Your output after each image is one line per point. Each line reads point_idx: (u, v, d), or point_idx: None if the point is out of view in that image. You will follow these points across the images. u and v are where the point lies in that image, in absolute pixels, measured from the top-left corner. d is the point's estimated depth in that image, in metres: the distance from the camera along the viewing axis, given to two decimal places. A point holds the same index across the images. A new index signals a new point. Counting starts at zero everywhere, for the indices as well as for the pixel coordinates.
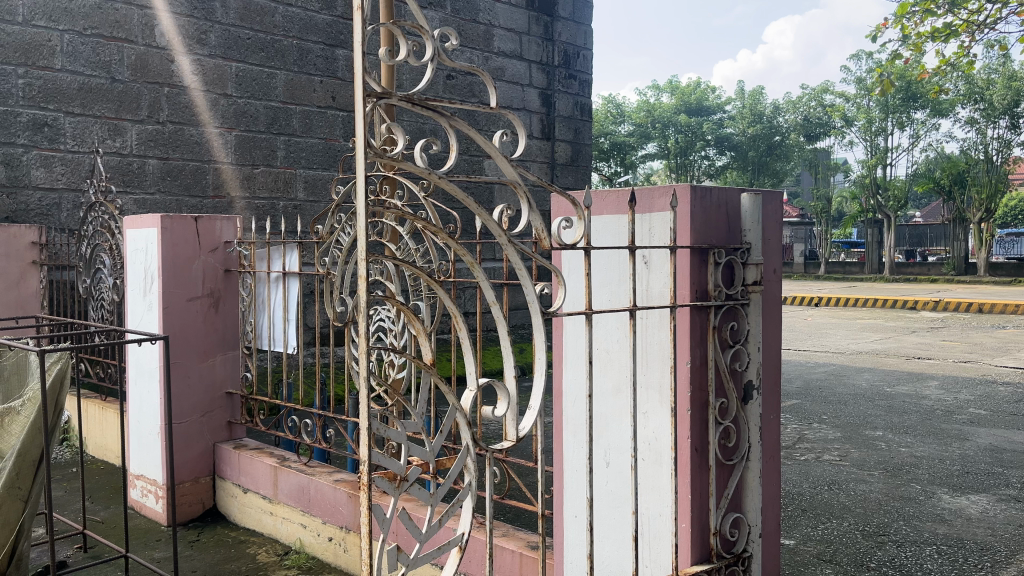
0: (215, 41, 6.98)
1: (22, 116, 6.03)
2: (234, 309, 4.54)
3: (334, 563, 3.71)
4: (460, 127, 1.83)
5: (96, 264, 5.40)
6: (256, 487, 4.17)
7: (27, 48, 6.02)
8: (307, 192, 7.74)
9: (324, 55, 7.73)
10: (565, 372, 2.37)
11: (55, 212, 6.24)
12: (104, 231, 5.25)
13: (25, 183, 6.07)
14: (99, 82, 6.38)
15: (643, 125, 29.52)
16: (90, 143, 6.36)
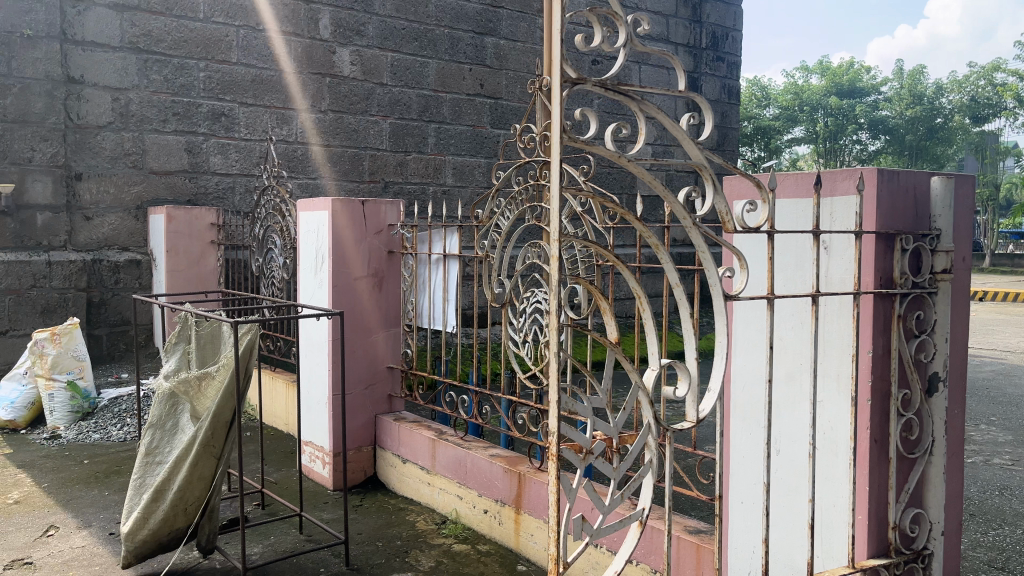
0: (372, 32, 7.30)
1: (203, 106, 6.49)
2: (396, 289, 4.77)
3: (488, 534, 3.85)
4: (650, 112, 1.85)
5: (268, 244, 5.76)
6: (415, 458, 4.38)
7: (208, 43, 6.47)
8: (455, 178, 7.97)
9: (473, 43, 7.93)
10: (737, 358, 2.37)
11: (230, 196, 6.72)
12: (275, 214, 5.62)
13: (205, 168, 6.57)
14: (269, 74, 6.80)
15: (789, 108, 28.48)
16: (261, 131, 6.80)
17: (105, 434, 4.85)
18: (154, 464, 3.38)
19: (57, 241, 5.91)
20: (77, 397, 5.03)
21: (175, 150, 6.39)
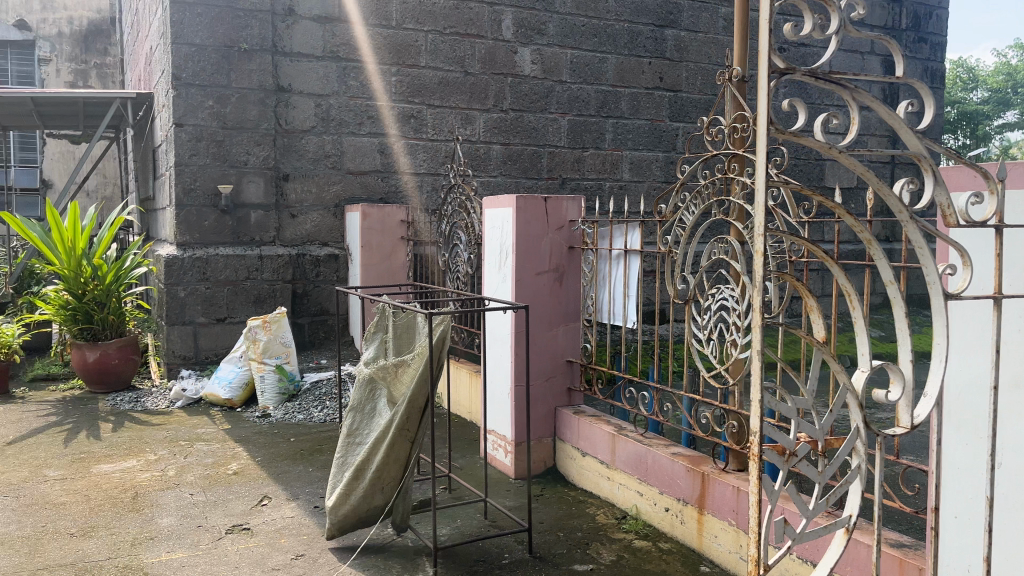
0: (553, 30, 7.40)
1: (394, 109, 6.87)
2: (577, 284, 4.81)
3: (669, 533, 3.81)
4: (864, 99, 1.77)
5: (453, 240, 5.91)
6: (595, 452, 4.41)
7: (399, 49, 6.83)
8: (632, 173, 7.93)
9: (654, 36, 7.83)
10: (954, 361, 2.21)
11: (418, 193, 7.07)
12: (461, 211, 5.75)
13: (395, 168, 6.93)
14: (454, 75, 7.08)
15: (1001, 91, 25.98)
16: (447, 131, 7.09)
17: (308, 415, 5.24)
18: (355, 444, 3.60)
19: (267, 236, 6.42)
20: (284, 380, 5.48)
21: (369, 152, 6.80)
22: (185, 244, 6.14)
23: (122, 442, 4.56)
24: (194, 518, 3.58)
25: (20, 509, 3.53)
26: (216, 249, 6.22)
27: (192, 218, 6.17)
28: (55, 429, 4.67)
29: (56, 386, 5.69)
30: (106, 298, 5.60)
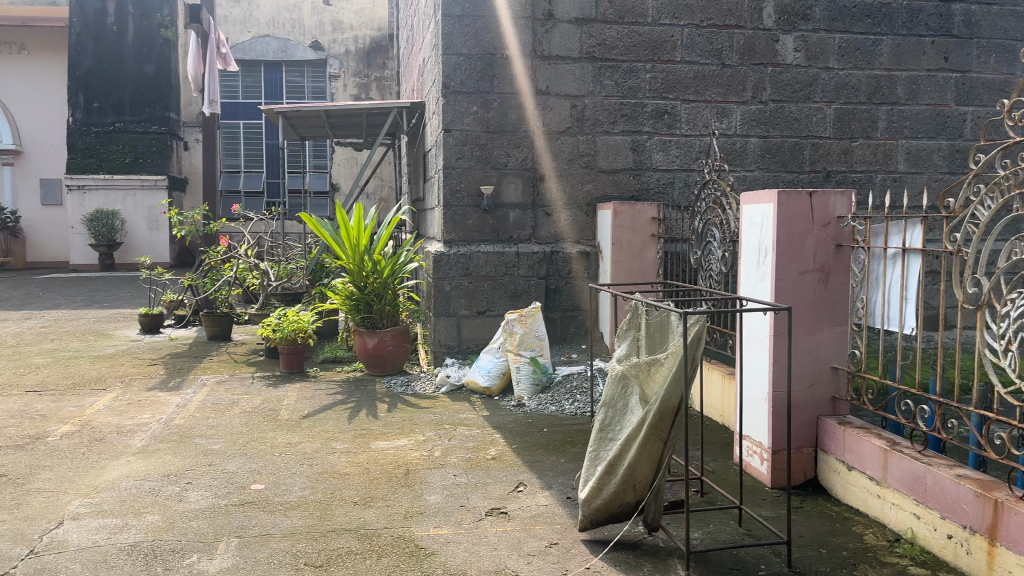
0: (819, 14, 6.94)
1: (648, 106, 6.81)
2: (844, 285, 4.34)
3: (953, 563, 3.33)
4: None
5: (707, 238, 5.67)
6: (863, 466, 3.95)
7: (654, 46, 6.74)
8: (910, 163, 7.24)
9: (937, 13, 7.08)
10: None
11: (670, 190, 6.93)
12: (715, 207, 5.50)
13: (648, 165, 6.86)
14: (712, 69, 6.86)
15: None
16: (701, 126, 6.90)
17: (560, 407, 5.36)
18: (607, 439, 3.39)
19: (525, 234, 6.69)
20: (538, 372, 5.64)
21: (622, 149, 6.78)
22: (452, 241, 6.58)
23: (396, 421, 4.94)
24: (458, 497, 3.70)
25: (313, 476, 3.87)
26: (479, 246, 6.58)
27: (458, 217, 6.59)
28: (340, 407, 5.18)
29: (342, 367, 6.40)
30: (383, 291, 6.15)
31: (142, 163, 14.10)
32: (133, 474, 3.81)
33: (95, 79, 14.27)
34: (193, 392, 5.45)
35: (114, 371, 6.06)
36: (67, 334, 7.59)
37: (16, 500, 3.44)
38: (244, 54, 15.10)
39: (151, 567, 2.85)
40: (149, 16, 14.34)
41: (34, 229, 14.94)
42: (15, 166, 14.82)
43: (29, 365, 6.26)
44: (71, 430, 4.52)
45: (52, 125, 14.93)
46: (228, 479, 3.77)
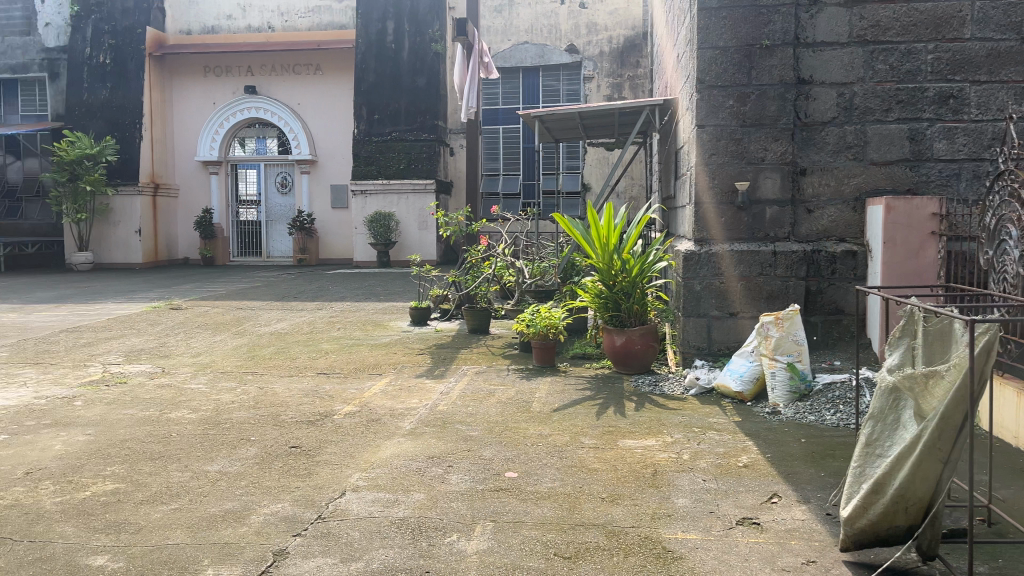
0: None
1: (930, 90, 6.03)
2: None
3: None
4: None
5: (1001, 236, 4.96)
6: None
7: (938, 23, 5.98)
8: None
9: None
10: None
11: (955, 183, 6.08)
12: (1012, 201, 4.81)
13: (928, 156, 6.07)
14: (1011, 44, 5.93)
15: None
16: (995, 109, 5.98)
17: (820, 417, 5.00)
18: (874, 455, 3.10)
19: (782, 233, 6.24)
20: (795, 378, 5.31)
21: (897, 139, 6.07)
22: (703, 240, 6.31)
23: (644, 421, 4.90)
24: (707, 503, 3.57)
25: (563, 468, 3.96)
26: (732, 245, 6.26)
27: (710, 215, 6.31)
28: (589, 403, 5.26)
29: (592, 363, 6.47)
30: (632, 289, 6.16)
31: (413, 169, 15.36)
32: (403, 454, 4.16)
33: (375, 93, 15.70)
34: (454, 380, 5.85)
35: (387, 359, 6.66)
36: (351, 324, 8.48)
37: (309, 469, 3.91)
38: (505, 62, 15.89)
39: (416, 541, 3.09)
40: (422, 33, 15.60)
41: (325, 229, 16.84)
42: (311, 173, 16.80)
43: (319, 350, 7.07)
44: (352, 410, 5.04)
45: (341, 136, 16.72)
46: (484, 465, 3.98)
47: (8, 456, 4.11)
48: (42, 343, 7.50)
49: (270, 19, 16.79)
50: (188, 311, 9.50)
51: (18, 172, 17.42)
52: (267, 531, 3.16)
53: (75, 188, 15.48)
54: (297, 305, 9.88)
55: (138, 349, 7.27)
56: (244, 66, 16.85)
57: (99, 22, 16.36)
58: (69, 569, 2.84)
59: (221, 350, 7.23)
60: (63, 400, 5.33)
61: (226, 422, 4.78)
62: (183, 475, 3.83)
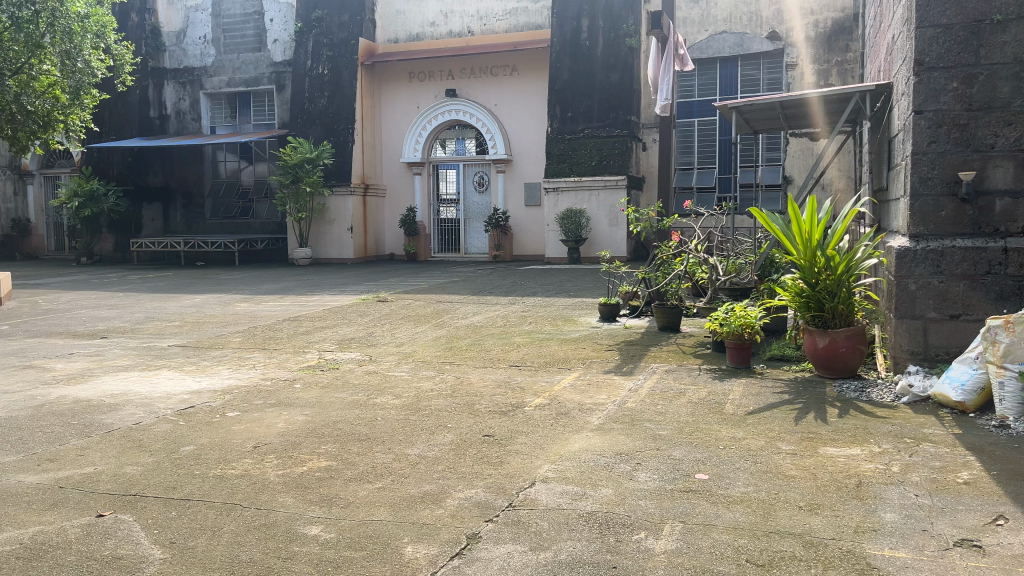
0: None
1: None
2: None
3: None
4: None
5: None
6: None
7: None
8: None
9: None
10: None
11: None
12: None
13: None
14: None
15: None
16: None
17: None
18: None
19: (1016, 226, 5.54)
20: None
21: None
22: (919, 236, 5.74)
23: (847, 429, 4.59)
24: (919, 520, 3.28)
25: (757, 473, 3.81)
26: (954, 240, 5.64)
27: (928, 208, 5.73)
28: (787, 406, 5.01)
29: (790, 366, 6.15)
30: (837, 288, 5.79)
31: (605, 165, 15.38)
32: (591, 448, 4.18)
33: (569, 91, 15.86)
34: (643, 378, 5.80)
35: (577, 354, 6.72)
36: (543, 318, 8.64)
37: (501, 458, 4.03)
38: (701, 53, 15.49)
39: (604, 536, 3.11)
40: (616, 28, 15.55)
41: (519, 226, 17.26)
42: (506, 172, 17.30)
43: (511, 343, 7.28)
44: (543, 403, 5.14)
45: (535, 134, 17.07)
46: (674, 465, 3.92)
47: (240, 431, 4.59)
48: (269, 330, 8.30)
49: (470, 24, 17.46)
50: (393, 303, 10.12)
51: (251, 176, 19.39)
52: (461, 515, 3.31)
53: (297, 190, 16.95)
54: (491, 299, 10.22)
55: (348, 338, 7.85)
56: (445, 70, 17.66)
57: (318, 36, 17.76)
58: (289, 536, 3.12)
59: (421, 341, 7.64)
60: (285, 382, 5.87)
61: (425, 409, 5.05)
62: (386, 456, 4.09)
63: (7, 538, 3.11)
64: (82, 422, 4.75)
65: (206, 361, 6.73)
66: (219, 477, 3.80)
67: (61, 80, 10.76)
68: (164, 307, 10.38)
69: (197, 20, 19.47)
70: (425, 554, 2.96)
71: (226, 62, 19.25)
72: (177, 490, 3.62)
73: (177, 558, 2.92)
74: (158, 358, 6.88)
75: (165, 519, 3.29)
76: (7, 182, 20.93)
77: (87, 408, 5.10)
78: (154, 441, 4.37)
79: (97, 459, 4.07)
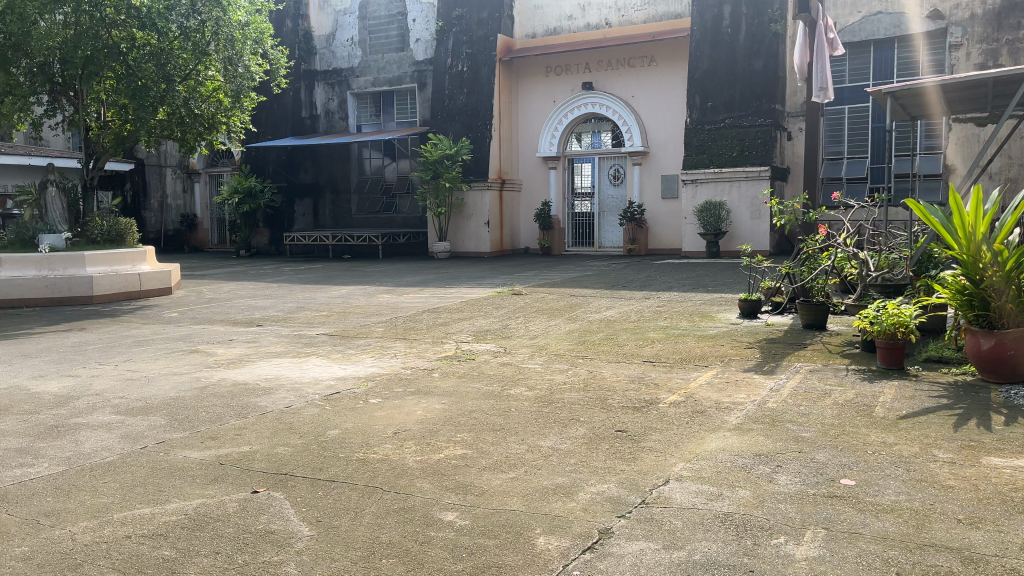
0: None
1: None
2: None
3: None
4: None
5: None
6: None
7: None
8: None
9: None
10: None
11: None
12: None
13: None
14: None
15: None
16: None
17: None
18: None
19: None
20: None
21: None
22: None
23: (1015, 437, 4.21)
24: None
25: (910, 481, 3.57)
26: None
27: None
28: (945, 412, 4.66)
29: (950, 368, 5.70)
30: (1005, 285, 5.29)
31: (747, 156, 14.88)
32: (728, 448, 4.06)
33: (709, 81, 15.43)
34: (786, 378, 5.57)
35: (714, 351, 6.54)
36: (679, 313, 8.47)
37: (634, 454, 3.99)
38: (853, 36, 14.69)
39: (741, 539, 3.01)
40: (761, 14, 14.96)
41: (656, 220, 16.98)
42: (642, 165, 17.06)
43: (646, 338, 7.19)
44: (678, 400, 5.04)
45: (673, 126, 16.72)
46: (817, 469, 3.74)
47: (381, 417, 4.78)
48: (409, 321, 8.59)
49: (608, 16, 17.33)
50: (527, 296, 10.22)
51: (394, 173, 20.10)
52: (594, 510, 3.30)
53: (437, 185, 17.40)
54: (626, 294, 10.12)
55: (484, 330, 8.00)
56: (583, 63, 17.62)
57: (458, 34, 18.13)
58: (425, 520, 3.22)
59: (555, 334, 7.67)
60: (423, 371, 6.05)
61: (558, 402, 5.07)
62: (519, 447, 4.14)
63: (174, 508, 3.38)
64: (240, 404, 5.10)
65: (351, 350, 7.04)
66: (362, 461, 3.97)
67: (224, 85, 11.52)
68: (313, 297, 10.96)
69: (345, 24, 20.36)
70: (557, 546, 2.97)
71: (371, 63, 20.03)
72: (323, 471, 3.81)
73: (323, 536, 3.08)
74: (308, 345, 7.26)
75: (312, 498, 3.48)
76: (177, 180, 22.71)
77: (244, 391, 5.46)
78: (303, 424, 4.63)
79: (253, 439, 4.36)
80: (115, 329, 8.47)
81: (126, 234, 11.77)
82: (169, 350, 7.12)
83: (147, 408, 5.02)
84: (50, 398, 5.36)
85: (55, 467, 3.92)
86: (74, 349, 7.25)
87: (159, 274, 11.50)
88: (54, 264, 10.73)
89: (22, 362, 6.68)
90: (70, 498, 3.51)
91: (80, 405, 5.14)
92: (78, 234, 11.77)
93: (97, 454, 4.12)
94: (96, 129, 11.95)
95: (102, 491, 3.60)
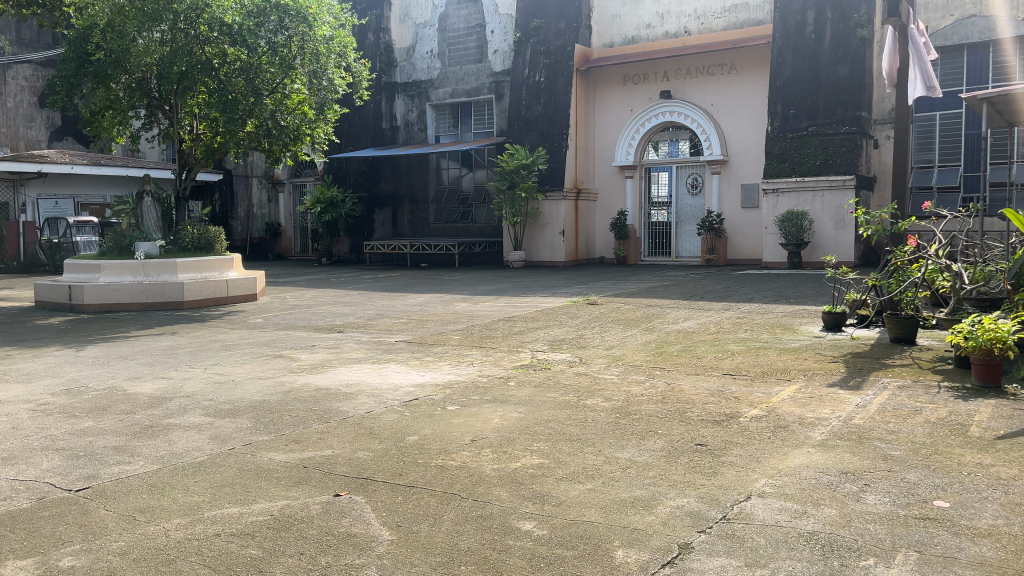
0: None
1: None
2: None
3: None
4: None
5: None
6: None
7: None
8: None
9: None
10: None
11: None
12: None
13: None
14: None
15: None
16: None
17: None
18: None
19: None
20: None
21: None
22: None
23: None
24: None
25: (1007, 505, 3.39)
26: None
27: None
28: None
29: None
30: None
31: (831, 165, 14.50)
32: (813, 465, 3.95)
33: (792, 87, 15.08)
34: (873, 393, 5.38)
35: (798, 364, 6.37)
36: (760, 326, 8.28)
37: (714, 468, 3.92)
38: (946, 40, 14.18)
39: (827, 559, 2.92)
40: (847, 19, 14.55)
41: (736, 229, 16.68)
42: (722, 173, 16.78)
43: (726, 350, 7.05)
44: (759, 414, 4.93)
45: (753, 134, 16.40)
46: (908, 489, 3.60)
47: (459, 424, 4.83)
48: (485, 329, 8.65)
49: (687, 24, 17.17)
50: (604, 306, 10.16)
51: (470, 183, 20.31)
52: (673, 524, 3.25)
53: (513, 195, 17.52)
54: (705, 305, 9.95)
55: (560, 339, 8.00)
56: (661, 72, 17.47)
57: (536, 44, 18.21)
58: (504, 529, 3.23)
59: (631, 344, 7.61)
60: (500, 380, 6.07)
61: (636, 414, 5.03)
62: (597, 458, 4.13)
63: (259, 509, 3.49)
64: (323, 408, 5.22)
65: (429, 357, 7.14)
66: (440, 467, 4.02)
67: (309, 97, 11.80)
68: (392, 305, 11.14)
69: (425, 36, 20.71)
70: (636, 559, 2.94)
71: (450, 75, 20.35)
72: (403, 477, 3.87)
73: (403, 541, 3.13)
74: (387, 352, 7.39)
75: (393, 502, 3.54)
76: (263, 191, 23.55)
77: (326, 396, 5.60)
78: (383, 429, 4.71)
79: (335, 443, 4.46)
80: (204, 333, 8.82)
81: (214, 242, 12.20)
82: (254, 354, 7.35)
83: (234, 410, 5.20)
84: (145, 398, 5.62)
85: (150, 465, 4.10)
86: (167, 352, 7.58)
87: (244, 280, 11.91)
88: (149, 270, 11.25)
89: (118, 364, 7.01)
90: (164, 495, 3.67)
91: (172, 406, 5.35)
92: (171, 242, 12.29)
93: (188, 453, 4.29)
94: (189, 141, 12.51)
95: (193, 490, 3.74)
